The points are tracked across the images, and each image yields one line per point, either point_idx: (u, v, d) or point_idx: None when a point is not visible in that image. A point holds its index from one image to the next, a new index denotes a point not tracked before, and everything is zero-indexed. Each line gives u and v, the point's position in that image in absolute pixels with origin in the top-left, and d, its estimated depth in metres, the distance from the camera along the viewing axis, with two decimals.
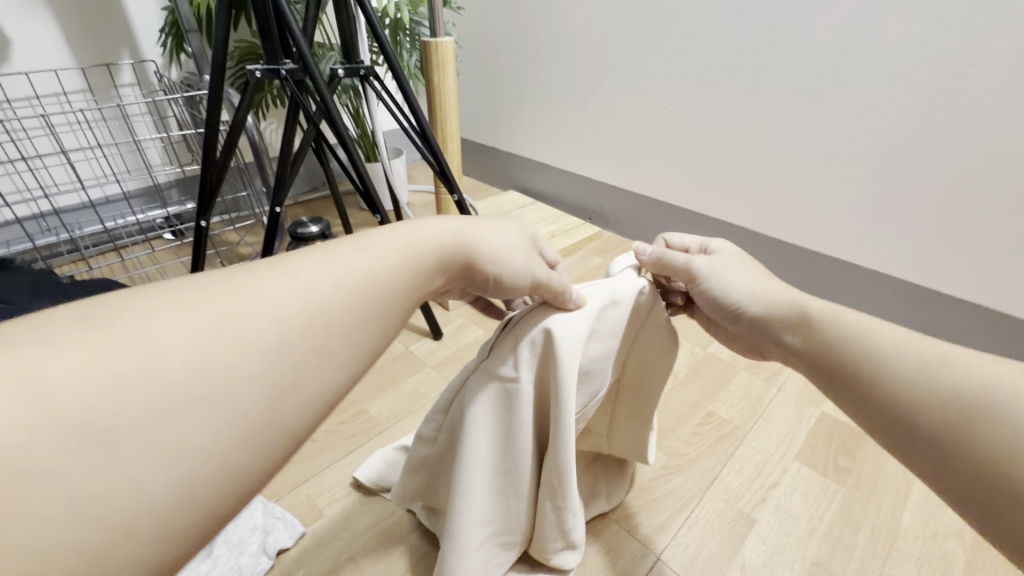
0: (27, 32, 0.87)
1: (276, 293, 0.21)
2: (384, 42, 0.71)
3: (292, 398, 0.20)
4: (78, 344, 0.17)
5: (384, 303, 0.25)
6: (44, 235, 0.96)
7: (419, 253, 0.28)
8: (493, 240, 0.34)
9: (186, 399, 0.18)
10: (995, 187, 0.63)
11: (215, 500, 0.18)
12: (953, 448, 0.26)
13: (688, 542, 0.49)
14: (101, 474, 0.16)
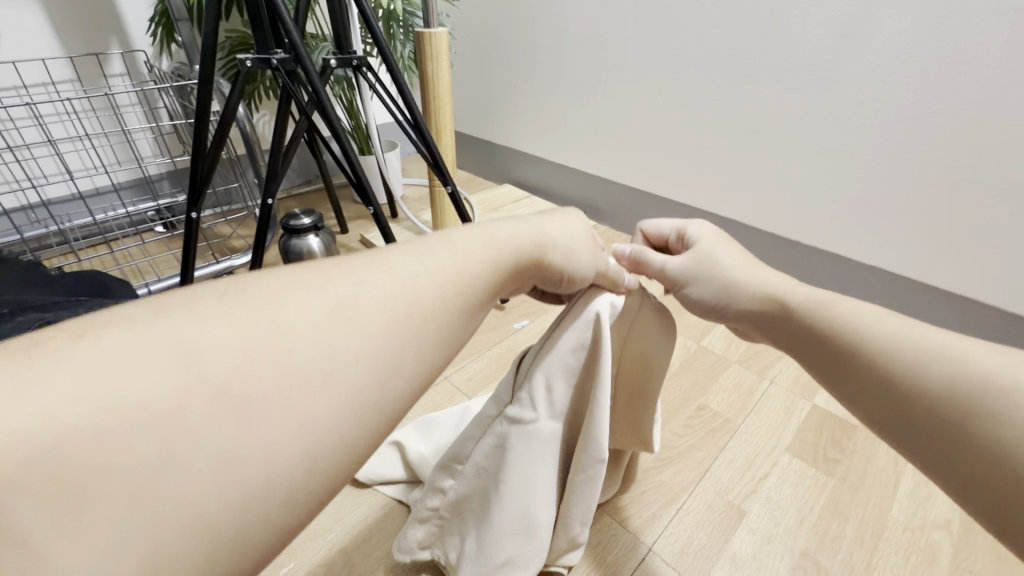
0: (14, 20, 0.86)
1: (356, 284, 0.22)
2: (377, 31, 0.71)
3: (341, 397, 0.19)
4: (74, 343, 0.16)
5: (439, 293, 0.24)
6: (33, 226, 0.95)
7: (503, 250, 0.30)
8: (562, 236, 0.35)
9: (218, 399, 0.17)
10: (986, 182, 0.63)
11: (283, 503, 0.18)
12: (960, 429, 0.25)
13: (679, 533, 0.50)
14: (147, 477, 0.15)
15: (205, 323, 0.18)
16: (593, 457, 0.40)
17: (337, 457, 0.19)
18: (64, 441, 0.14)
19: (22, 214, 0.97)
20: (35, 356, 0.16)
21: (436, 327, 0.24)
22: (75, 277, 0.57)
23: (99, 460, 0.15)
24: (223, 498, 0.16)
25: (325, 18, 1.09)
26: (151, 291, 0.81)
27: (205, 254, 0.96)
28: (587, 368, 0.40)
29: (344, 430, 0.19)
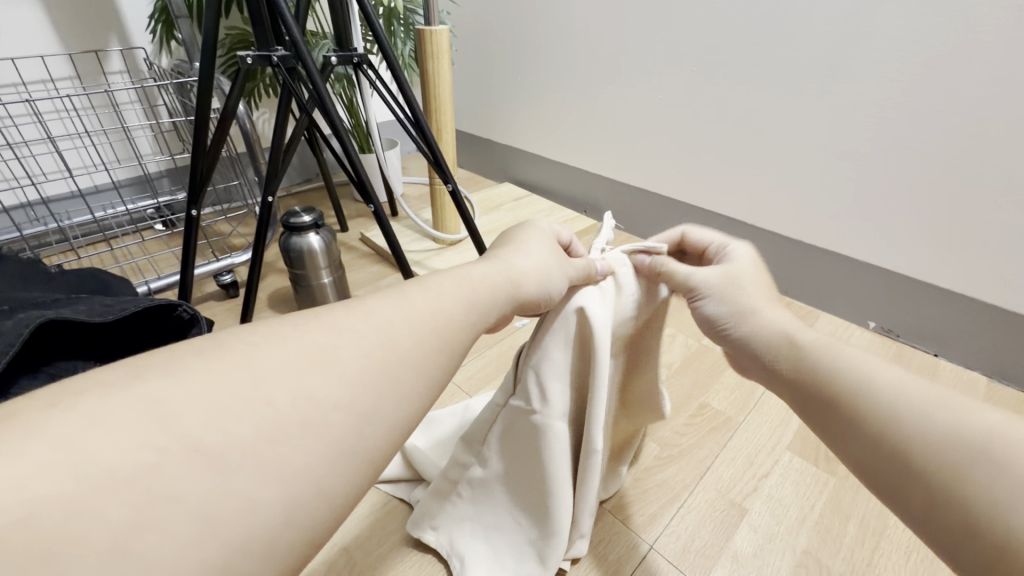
0: (12, 16, 0.86)
1: (342, 334, 0.24)
2: (378, 29, 0.70)
3: (320, 444, 0.20)
4: (45, 414, 0.16)
5: (414, 336, 0.26)
6: (32, 224, 0.95)
7: (476, 291, 0.32)
8: (532, 267, 0.37)
9: (195, 456, 0.17)
10: (988, 181, 0.63)
11: (262, 559, 0.17)
12: (952, 500, 0.24)
13: (680, 531, 0.50)
14: (123, 540, 0.15)
15: (181, 382, 0.19)
16: (596, 449, 0.39)
17: (319, 505, 0.19)
18: (36, 512, 0.14)
19: (21, 212, 0.96)
20: (7, 428, 0.16)
21: (415, 362, 0.25)
22: (76, 275, 0.56)
23: (71, 528, 0.14)
24: (202, 556, 0.16)
25: (325, 16, 1.09)
26: (150, 289, 0.81)
27: (205, 252, 0.96)
28: (581, 361, 0.40)
29: (325, 478, 0.19)
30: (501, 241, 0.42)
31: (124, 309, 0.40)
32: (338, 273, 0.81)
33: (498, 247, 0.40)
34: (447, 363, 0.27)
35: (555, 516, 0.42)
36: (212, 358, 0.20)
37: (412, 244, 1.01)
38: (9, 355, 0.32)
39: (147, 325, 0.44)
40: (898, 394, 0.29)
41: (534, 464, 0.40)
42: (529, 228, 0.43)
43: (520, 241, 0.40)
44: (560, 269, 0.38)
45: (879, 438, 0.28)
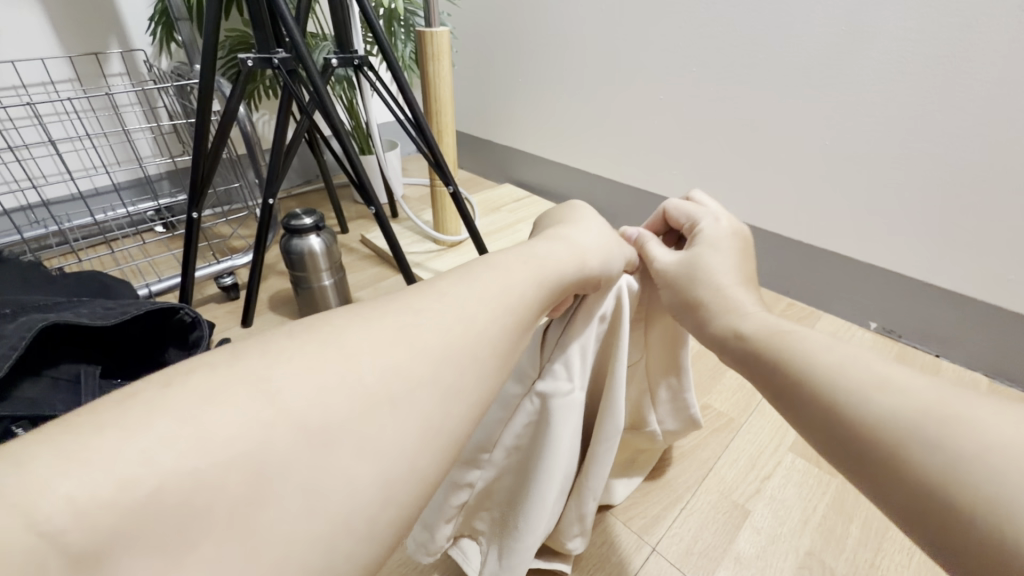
0: (11, 20, 0.86)
1: (421, 309, 0.23)
2: (378, 31, 0.70)
3: (410, 422, 0.19)
4: (164, 391, 0.17)
5: (491, 315, 0.25)
6: (32, 227, 0.94)
7: (545, 267, 0.31)
8: (597, 248, 0.36)
9: (298, 430, 0.17)
10: (992, 183, 0.63)
11: (365, 537, 0.17)
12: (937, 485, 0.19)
13: (684, 533, 0.49)
14: (242, 515, 0.15)
15: (277, 359, 0.19)
16: (614, 425, 0.42)
17: (412, 484, 0.19)
18: (163, 485, 0.14)
19: (21, 214, 0.96)
20: (129, 407, 0.16)
21: (490, 339, 0.24)
22: (76, 278, 0.56)
23: (194, 501, 0.15)
24: (312, 532, 0.16)
25: (325, 17, 1.09)
26: (151, 291, 0.81)
27: (206, 254, 0.96)
28: (606, 338, 0.42)
29: (417, 457, 0.19)
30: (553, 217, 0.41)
31: (126, 313, 0.40)
32: (339, 275, 0.81)
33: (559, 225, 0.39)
34: (518, 335, 0.26)
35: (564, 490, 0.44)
36: (292, 340, 0.20)
37: (415, 245, 1.02)
38: (12, 359, 0.31)
39: (157, 327, 0.43)
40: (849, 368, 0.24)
41: (561, 447, 0.40)
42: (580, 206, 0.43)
43: (579, 219, 0.39)
44: (618, 247, 0.39)
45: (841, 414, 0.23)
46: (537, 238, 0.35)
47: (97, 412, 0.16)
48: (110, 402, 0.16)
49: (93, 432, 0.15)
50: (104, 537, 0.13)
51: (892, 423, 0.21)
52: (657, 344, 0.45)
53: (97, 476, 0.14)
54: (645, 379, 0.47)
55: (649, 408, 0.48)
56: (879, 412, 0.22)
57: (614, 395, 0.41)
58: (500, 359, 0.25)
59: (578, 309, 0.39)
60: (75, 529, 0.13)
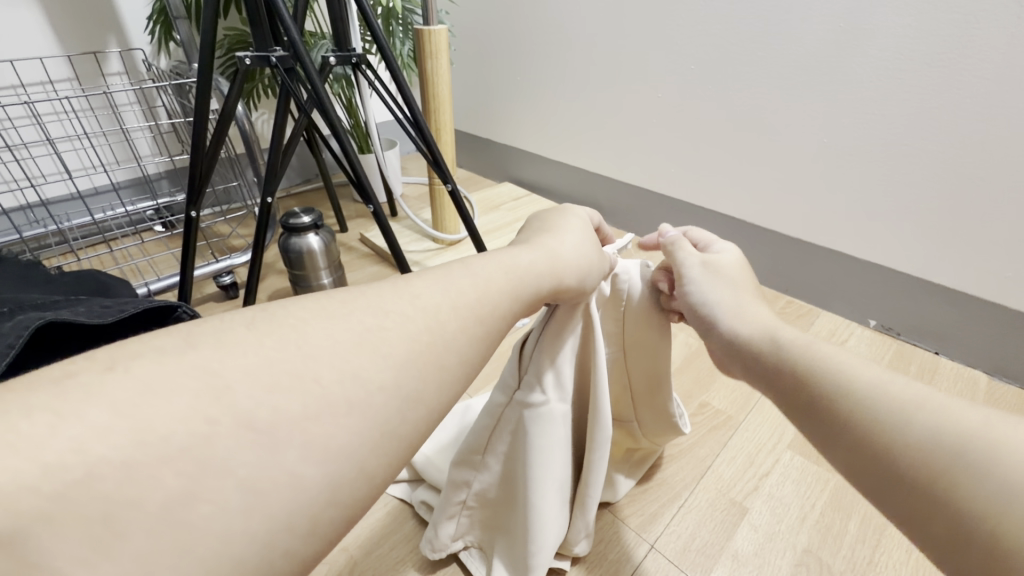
0: (11, 19, 0.86)
1: (389, 313, 0.24)
2: (376, 29, 0.70)
3: (360, 424, 0.20)
4: (105, 377, 0.17)
5: (458, 319, 0.25)
6: (31, 226, 0.95)
7: (522, 277, 0.31)
8: (576, 259, 0.36)
9: (243, 428, 0.17)
10: (988, 180, 0.63)
11: (304, 535, 0.18)
12: (945, 503, 0.22)
13: (680, 530, 0.50)
14: (176, 507, 0.15)
15: (232, 352, 0.19)
16: (603, 433, 0.41)
17: (358, 484, 0.20)
18: (95, 474, 0.15)
19: (20, 214, 0.97)
20: (67, 392, 0.16)
21: (454, 348, 0.24)
22: (75, 277, 0.56)
23: (125, 492, 0.15)
24: (247, 529, 0.16)
25: (324, 15, 1.09)
26: (150, 291, 0.81)
27: (204, 253, 0.96)
28: (583, 349, 0.41)
29: (366, 460, 0.20)
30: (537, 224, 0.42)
31: (124, 310, 0.40)
32: (338, 273, 0.81)
33: (539, 233, 0.39)
34: (486, 342, 0.27)
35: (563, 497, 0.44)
36: (254, 334, 0.20)
37: (411, 244, 1.01)
38: (11, 355, 0.32)
39: (148, 324, 0.44)
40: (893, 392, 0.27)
41: (545, 455, 0.40)
42: (567, 212, 0.43)
43: (558, 228, 0.39)
44: (596, 259, 0.38)
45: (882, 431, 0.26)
46: (517, 248, 0.35)
47: (35, 394, 0.16)
48: (51, 384, 0.16)
49: (18, 414, 0.15)
50: (28, 520, 0.13)
51: (925, 436, 0.24)
52: (633, 357, 0.45)
53: (25, 460, 0.14)
54: (631, 393, 0.47)
55: (629, 409, 0.49)
56: (917, 430, 0.25)
57: (599, 405, 0.40)
58: (466, 364, 0.25)
59: (550, 324, 0.39)
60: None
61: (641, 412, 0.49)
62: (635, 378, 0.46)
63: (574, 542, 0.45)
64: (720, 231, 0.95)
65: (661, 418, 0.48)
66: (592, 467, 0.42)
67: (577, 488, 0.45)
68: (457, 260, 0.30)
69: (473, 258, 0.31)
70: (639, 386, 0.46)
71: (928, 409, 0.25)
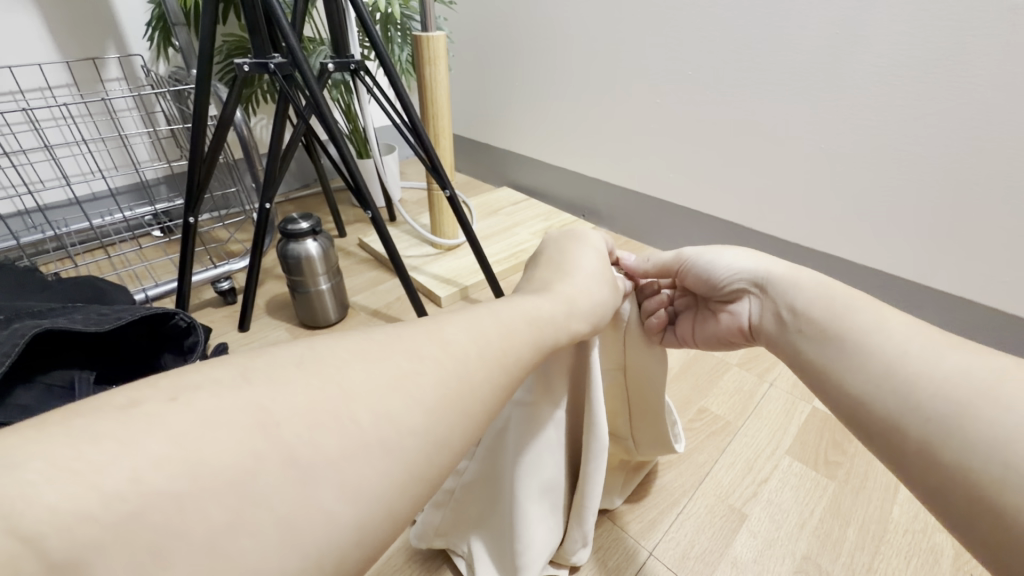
0: (10, 24, 0.86)
1: (417, 353, 0.24)
2: (376, 36, 0.70)
3: (389, 464, 0.20)
4: (168, 408, 0.17)
5: (479, 356, 0.26)
6: (30, 232, 0.95)
7: (541, 324, 0.31)
8: (588, 302, 0.37)
9: (288, 465, 0.18)
10: (989, 187, 0.63)
11: (331, 572, 0.18)
12: (941, 461, 0.26)
13: (680, 538, 0.49)
14: (221, 538, 0.16)
15: (283, 390, 0.19)
16: (599, 443, 0.41)
17: (384, 522, 0.20)
18: (149, 505, 0.15)
19: (18, 219, 0.96)
20: (128, 420, 0.17)
21: (477, 389, 0.25)
22: (74, 283, 0.56)
23: (177, 522, 0.15)
24: (284, 566, 0.17)
25: (323, 21, 1.10)
26: (148, 296, 0.81)
27: (201, 259, 0.96)
28: (579, 359, 0.41)
29: (392, 501, 0.20)
30: (553, 259, 0.42)
31: (121, 318, 0.43)
32: (337, 279, 0.80)
33: (551, 273, 0.40)
34: (507, 381, 0.27)
35: (556, 506, 0.43)
36: (296, 369, 0.21)
37: (411, 249, 1.01)
38: (7, 362, 0.34)
39: (149, 334, 0.48)
40: (896, 358, 0.31)
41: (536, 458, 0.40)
42: (583, 247, 0.43)
43: (571, 267, 0.40)
44: (608, 304, 0.39)
45: (889, 403, 0.30)
46: (528, 293, 0.35)
47: (96, 421, 0.16)
48: (110, 411, 0.17)
49: (86, 439, 0.16)
50: (84, 548, 0.14)
51: (930, 405, 0.28)
52: (633, 378, 0.46)
53: (85, 487, 0.15)
54: (627, 404, 0.47)
55: (626, 425, 0.48)
56: (921, 400, 0.28)
57: (594, 414, 0.40)
58: (488, 403, 0.25)
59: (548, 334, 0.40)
60: (55, 539, 0.14)
61: (636, 426, 0.48)
62: (633, 391, 0.47)
63: (567, 554, 0.45)
64: (719, 238, 0.95)
65: (657, 436, 0.47)
66: (589, 479, 0.42)
67: (572, 499, 0.44)
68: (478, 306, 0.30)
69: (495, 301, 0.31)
70: (635, 398, 0.47)
71: (938, 379, 0.28)
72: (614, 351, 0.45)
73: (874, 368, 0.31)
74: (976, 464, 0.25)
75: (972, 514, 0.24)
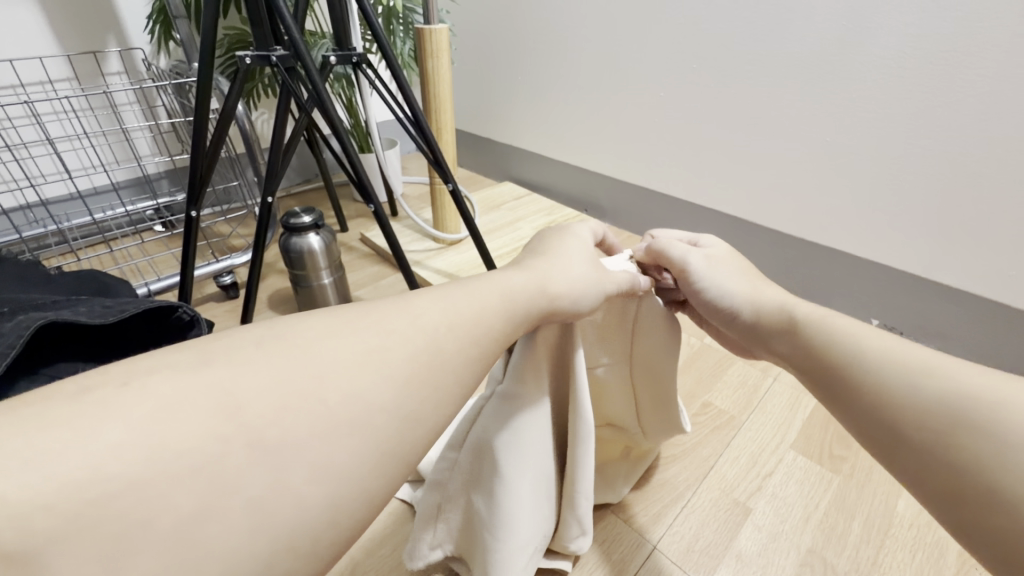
0: (10, 18, 0.86)
1: (388, 331, 0.24)
2: (377, 29, 0.69)
3: (362, 448, 0.20)
4: (120, 393, 0.17)
5: (457, 341, 0.26)
6: (31, 226, 0.95)
7: (515, 296, 0.31)
8: (565, 277, 0.36)
9: (251, 448, 0.18)
10: (993, 180, 0.62)
11: (304, 555, 0.18)
12: (952, 462, 0.25)
13: (685, 531, 0.49)
14: (186, 526, 0.16)
15: (245, 371, 0.19)
16: (586, 429, 0.40)
17: (359, 504, 0.20)
18: (111, 493, 0.15)
19: (20, 214, 0.96)
20: (83, 409, 0.16)
21: (451, 366, 0.25)
22: (75, 276, 0.56)
23: (139, 512, 0.15)
24: (253, 550, 0.17)
25: (324, 15, 1.09)
26: (150, 291, 0.81)
27: (204, 253, 0.96)
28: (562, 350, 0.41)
29: (365, 481, 0.20)
30: (535, 246, 0.42)
31: (124, 312, 0.43)
32: (339, 273, 0.80)
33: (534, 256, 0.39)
34: (483, 360, 0.27)
35: (545, 493, 0.43)
36: (262, 349, 0.21)
37: (413, 243, 1.01)
38: (11, 357, 0.34)
39: (145, 324, 0.47)
40: (889, 358, 0.30)
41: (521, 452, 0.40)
42: (565, 235, 0.43)
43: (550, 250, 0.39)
44: (602, 291, 0.38)
45: (887, 402, 0.29)
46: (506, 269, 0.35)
47: (49, 410, 0.16)
48: (64, 399, 0.17)
49: (40, 428, 0.16)
50: (42, 541, 0.14)
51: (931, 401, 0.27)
52: (638, 361, 0.46)
53: (44, 479, 0.15)
54: (633, 390, 0.47)
55: (632, 408, 0.48)
56: (920, 399, 0.27)
57: (580, 397, 0.40)
58: (464, 379, 0.25)
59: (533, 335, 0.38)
60: (13, 532, 0.14)
61: (643, 411, 0.48)
62: (638, 378, 0.46)
63: (565, 545, 0.45)
64: (721, 231, 0.95)
65: (665, 416, 0.48)
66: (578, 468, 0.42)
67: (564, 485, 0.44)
68: (458, 287, 0.30)
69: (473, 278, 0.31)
70: (640, 384, 0.47)
71: (936, 376, 0.28)
72: (614, 340, 0.44)
73: (869, 367, 0.31)
74: (988, 458, 0.24)
75: (981, 517, 0.23)
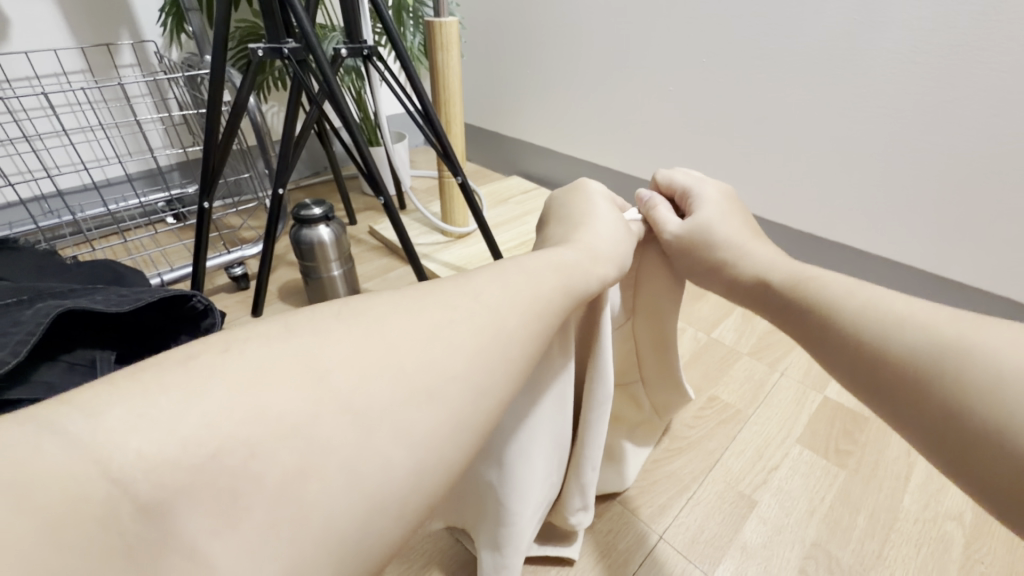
0: (26, 11, 0.87)
1: (459, 306, 0.24)
2: (387, 19, 0.69)
3: (443, 414, 0.20)
4: (223, 356, 0.18)
5: (520, 314, 0.26)
6: (47, 217, 0.97)
7: (572, 274, 0.31)
8: (608, 248, 0.37)
9: (343, 410, 0.18)
10: (1011, 175, 0.62)
11: (395, 516, 0.19)
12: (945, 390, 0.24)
13: (690, 522, 0.50)
14: (290, 483, 0.17)
15: (329, 338, 0.20)
16: (600, 396, 0.41)
17: (440, 473, 0.20)
18: (221, 449, 0.16)
19: (35, 204, 0.98)
20: (189, 372, 0.18)
21: (517, 343, 0.25)
22: (89, 265, 0.57)
23: (249, 468, 0.16)
24: (350, 507, 0.17)
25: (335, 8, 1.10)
26: (164, 281, 0.82)
27: (216, 244, 0.98)
28: (587, 322, 0.40)
29: (445, 449, 0.20)
30: (563, 212, 0.43)
31: (139, 299, 0.44)
32: (349, 265, 0.81)
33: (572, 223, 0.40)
34: (544, 335, 0.27)
35: (558, 462, 0.43)
36: (344, 322, 0.21)
37: (422, 236, 1.02)
38: (35, 339, 0.35)
39: (164, 314, 0.49)
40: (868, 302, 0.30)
41: (535, 425, 0.39)
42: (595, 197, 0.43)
43: (589, 219, 0.40)
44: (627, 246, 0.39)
45: (860, 345, 0.28)
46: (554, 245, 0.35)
47: (161, 373, 0.17)
48: (174, 366, 0.18)
49: (156, 391, 0.17)
50: (169, 492, 0.15)
51: (919, 336, 0.26)
52: (643, 323, 0.46)
53: (165, 434, 0.16)
54: (639, 354, 0.48)
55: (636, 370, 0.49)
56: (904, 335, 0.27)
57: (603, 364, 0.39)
58: (526, 358, 0.25)
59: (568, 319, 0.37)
60: (145, 483, 0.15)
61: (649, 375, 0.49)
62: (643, 342, 0.47)
63: (570, 519, 0.46)
64: None
65: (667, 377, 0.49)
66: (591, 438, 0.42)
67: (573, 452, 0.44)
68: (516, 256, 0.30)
69: (518, 255, 0.31)
70: (646, 350, 0.47)
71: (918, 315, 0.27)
72: (624, 300, 0.44)
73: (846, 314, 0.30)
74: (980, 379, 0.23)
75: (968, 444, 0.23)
